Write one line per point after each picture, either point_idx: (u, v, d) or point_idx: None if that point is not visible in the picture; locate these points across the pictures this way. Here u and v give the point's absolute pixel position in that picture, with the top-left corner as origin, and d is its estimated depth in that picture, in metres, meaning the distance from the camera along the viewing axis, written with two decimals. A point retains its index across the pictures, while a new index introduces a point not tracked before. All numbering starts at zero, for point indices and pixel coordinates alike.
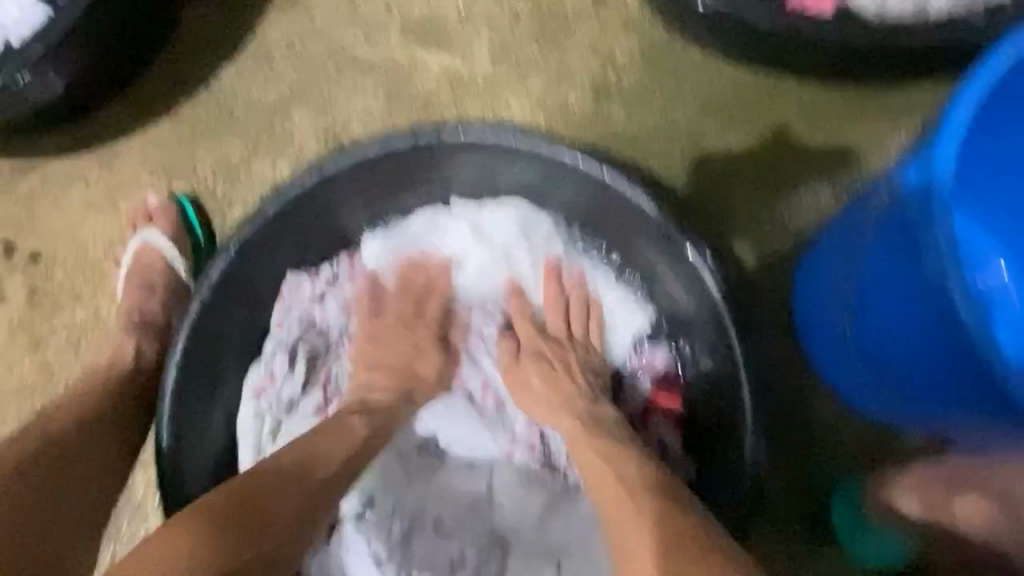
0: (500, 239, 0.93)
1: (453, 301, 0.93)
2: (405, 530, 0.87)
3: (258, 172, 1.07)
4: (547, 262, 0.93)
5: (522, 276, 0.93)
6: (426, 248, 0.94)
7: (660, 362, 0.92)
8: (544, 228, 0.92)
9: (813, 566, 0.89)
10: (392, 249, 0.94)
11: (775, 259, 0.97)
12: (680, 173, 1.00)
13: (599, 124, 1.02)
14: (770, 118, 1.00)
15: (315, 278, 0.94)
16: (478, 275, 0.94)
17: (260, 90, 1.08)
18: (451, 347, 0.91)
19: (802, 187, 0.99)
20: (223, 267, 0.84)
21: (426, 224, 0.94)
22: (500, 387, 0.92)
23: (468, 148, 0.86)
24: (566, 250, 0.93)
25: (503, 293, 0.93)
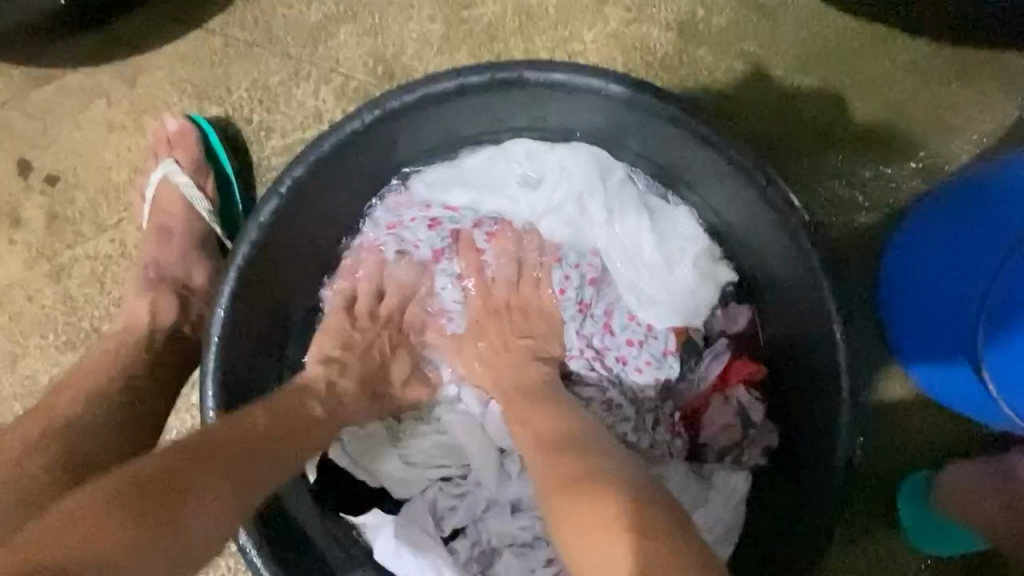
0: (577, 180, 0.82)
1: (529, 249, 0.84)
2: (487, 498, 0.79)
3: (299, 97, 0.96)
4: (618, 205, 0.83)
5: (598, 220, 0.83)
6: (483, 192, 0.85)
7: (739, 319, 0.83)
8: (614, 170, 0.82)
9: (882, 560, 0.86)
10: (450, 184, 0.84)
11: (865, 228, 0.88)
12: (768, 129, 0.90)
13: (683, 68, 0.92)
14: (873, 76, 0.90)
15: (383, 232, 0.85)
16: (556, 221, 0.84)
17: (304, 4, 0.96)
18: (523, 299, 0.84)
19: (901, 154, 0.89)
20: (272, 211, 0.75)
21: (481, 156, 0.84)
22: (576, 329, 0.84)
23: (546, 92, 0.76)
24: (643, 198, 0.83)
25: (580, 243, 0.85)
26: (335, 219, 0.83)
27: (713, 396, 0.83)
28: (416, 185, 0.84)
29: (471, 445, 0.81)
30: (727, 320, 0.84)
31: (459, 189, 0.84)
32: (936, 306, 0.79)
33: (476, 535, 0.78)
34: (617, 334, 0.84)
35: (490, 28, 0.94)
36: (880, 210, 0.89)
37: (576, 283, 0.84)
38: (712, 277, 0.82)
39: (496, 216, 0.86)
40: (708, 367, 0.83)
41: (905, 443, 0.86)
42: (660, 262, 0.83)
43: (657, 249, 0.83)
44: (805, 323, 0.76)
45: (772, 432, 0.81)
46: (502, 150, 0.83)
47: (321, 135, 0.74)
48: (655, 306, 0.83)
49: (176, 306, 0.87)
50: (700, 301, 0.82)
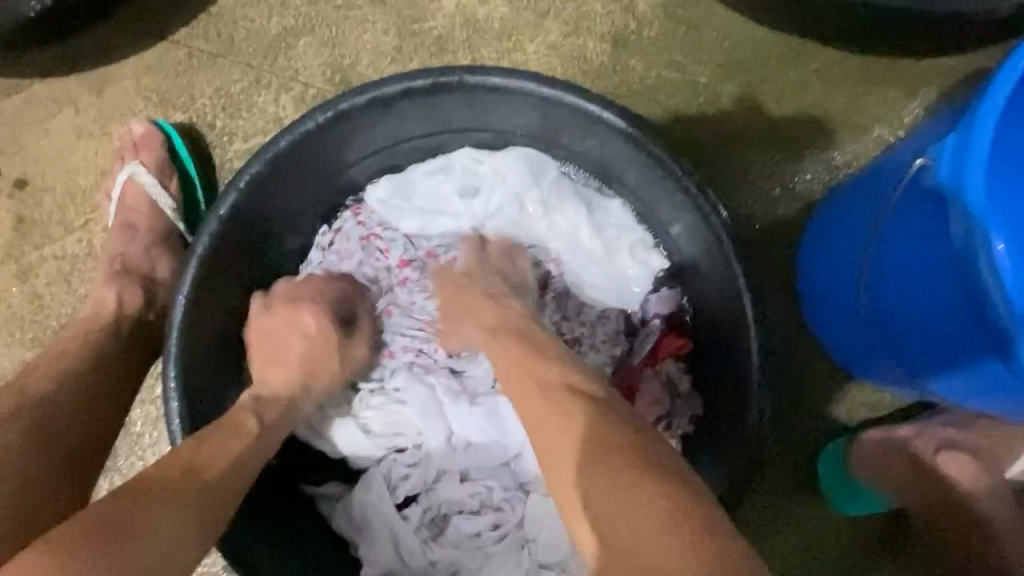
0: (512, 180, 0.90)
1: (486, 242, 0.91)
2: (438, 468, 0.84)
3: (260, 104, 1.02)
4: (557, 200, 0.90)
5: (536, 217, 0.91)
6: (437, 193, 0.92)
7: (670, 299, 0.90)
8: (549, 168, 0.90)
9: (806, 522, 0.93)
10: (400, 198, 0.92)
11: (782, 219, 0.97)
12: (694, 131, 0.99)
13: (617, 75, 1.00)
14: (786, 83, 0.99)
15: (342, 235, 0.92)
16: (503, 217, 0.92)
17: (265, 17, 1.03)
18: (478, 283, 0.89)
19: (813, 151, 0.98)
20: (230, 205, 0.80)
21: (419, 171, 0.91)
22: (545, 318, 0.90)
23: (483, 96, 0.83)
24: (579, 192, 0.90)
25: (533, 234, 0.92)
26: (290, 213, 0.89)
27: (647, 371, 0.89)
28: (371, 203, 0.92)
29: (425, 418, 0.84)
30: (661, 303, 0.90)
31: (411, 193, 0.92)
32: (836, 288, 0.87)
33: (428, 502, 0.83)
34: (575, 320, 0.91)
35: (439, 40, 1.02)
36: (796, 203, 0.97)
37: (544, 275, 0.91)
38: (644, 261, 0.90)
39: (446, 228, 0.93)
40: (642, 344, 0.90)
41: (823, 413, 0.94)
42: (600, 249, 0.91)
43: (596, 238, 0.90)
44: (724, 301, 0.83)
45: (699, 403, 0.88)
46: (442, 162, 0.91)
47: (278, 133, 0.80)
48: (598, 290, 0.91)
49: (141, 298, 0.92)
50: (633, 283, 0.91)
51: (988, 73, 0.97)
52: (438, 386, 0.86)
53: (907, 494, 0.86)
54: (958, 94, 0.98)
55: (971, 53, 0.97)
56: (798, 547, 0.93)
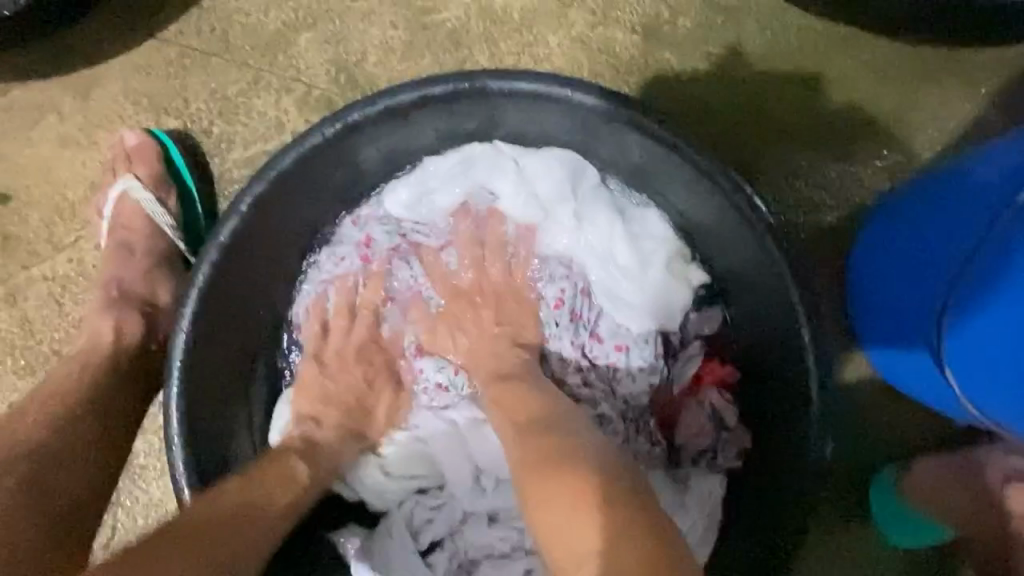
0: (537, 185, 0.82)
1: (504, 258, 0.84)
2: (464, 509, 0.78)
3: (260, 108, 0.94)
4: (584, 209, 0.82)
5: (560, 228, 0.83)
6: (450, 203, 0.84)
7: (713, 319, 0.83)
8: (575, 172, 0.81)
9: (857, 554, 0.87)
10: (408, 205, 0.84)
11: (831, 227, 0.89)
12: (734, 131, 0.91)
13: (650, 71, 0.92)
14: (835, 77, 0.91)
15: (346, 254, 0.84)
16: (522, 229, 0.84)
17: (263, 11, 0.94)
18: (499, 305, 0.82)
19: (864, 153, 0.90)
20: (232, 230, 0.73)
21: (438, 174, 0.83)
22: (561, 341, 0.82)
23: (507, 101, 0.75)
24: (614, 200, 0.82)
25: (557, 247, 0.83)
26: (296, 232, 0.82)
27: (687, 399, 0.83)
28: (378, 215, 0.84)
29: (449, 454, 0.79)
30: (700, 323, 0.83)
31: (421, 204, 0.84)
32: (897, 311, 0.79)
33: (454, 548, 0.77)
34: (606, 340, 0.82)
35: (454, 34, 0.93)
36: (845, 210, 0.89)
37: (569, 291, 0.82)
38: (681, 275, 0.82)
39: (458, 240, 0.84)
40: (680, 369, 0.83)
41: (876, 439, 0.87)
42: (633, 262, 0.82)
43: (627, 249, 0.82)
44: (775, 326, 0.76)
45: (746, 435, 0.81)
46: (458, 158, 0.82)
47: (282, 149, 0.72)
48: (632, 307, 0.82)
49: (139, 325, 0.85)
50: (669, 299, 0.82)
51: None
52: (461, 419, 0.80)
53: (965, 524, 0.80)
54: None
55: None
56: None
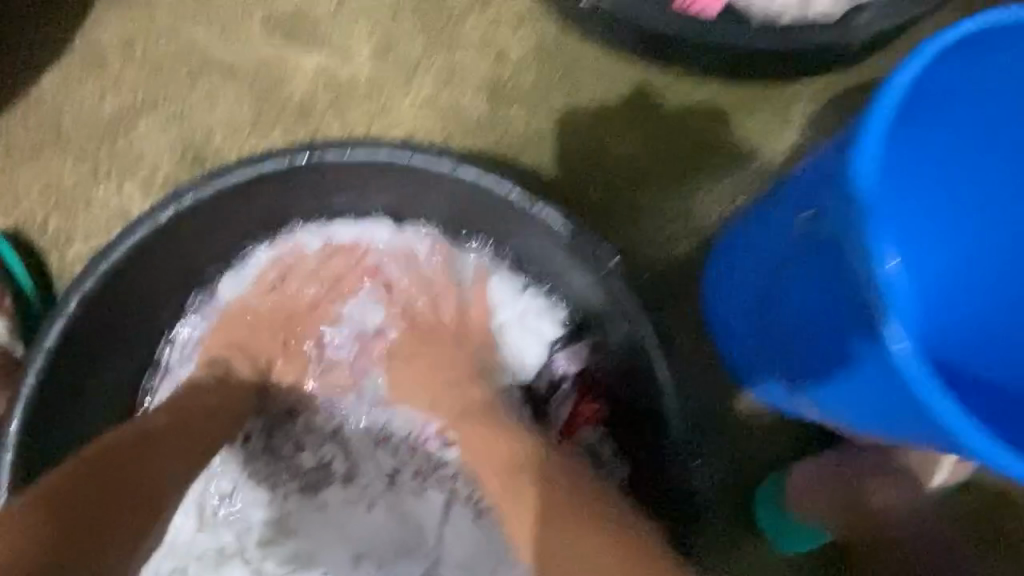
0: (376, 261, 0.85)
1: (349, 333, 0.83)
2: None
3: (101, 197, 0.90)
4: (421, 270, 0.85)
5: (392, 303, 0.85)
6: (289, 288, 0.84)
7: (579, 356, 0.85)
8: (414, 248, 0.85)
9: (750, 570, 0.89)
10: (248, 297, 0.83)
11: (684, 256, 0.95)
12: (583, 175, 0.95)
13: (499, 128, 0.95)
14: (667, 116, 0.98)
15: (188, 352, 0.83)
16: (366, 310, 0.84)
17: (96, 98, 0.91)
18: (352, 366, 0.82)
19: (706, 184, 0.97)
20: (58, 332, 0.71)
21: (287, 274, 0.84)
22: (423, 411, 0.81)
23: (345, 177, 0.78)
24: (450, 269, 0.85)
25: (406, 326, 0.85)
26: (135, 322, 0.80)
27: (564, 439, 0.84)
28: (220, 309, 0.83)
29: (322, 543, 0.74)
30: (566, 366, 0.85)
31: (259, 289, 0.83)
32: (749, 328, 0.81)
33: None
34: None
35: (302, 106, 0.93)
36: (694, 238, 0.95)
37: None
38: (535, 331, 0.85)
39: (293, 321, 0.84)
40: (556, 413, 0.84)
41: (751, 453, 0.91)
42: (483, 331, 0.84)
43: (474, 321, 0.84)
44: (630, 358, 0.79)
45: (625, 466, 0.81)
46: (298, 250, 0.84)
47: (115, 238, 0.72)
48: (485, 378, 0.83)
49: None
50: (525, 354, 0.85)
51: (853, 92, 0.99)
52: (333, 502, 0.77)
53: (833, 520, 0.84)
54: (833, 113, 0.99)
55: (837, 74, 0.98)
56: None
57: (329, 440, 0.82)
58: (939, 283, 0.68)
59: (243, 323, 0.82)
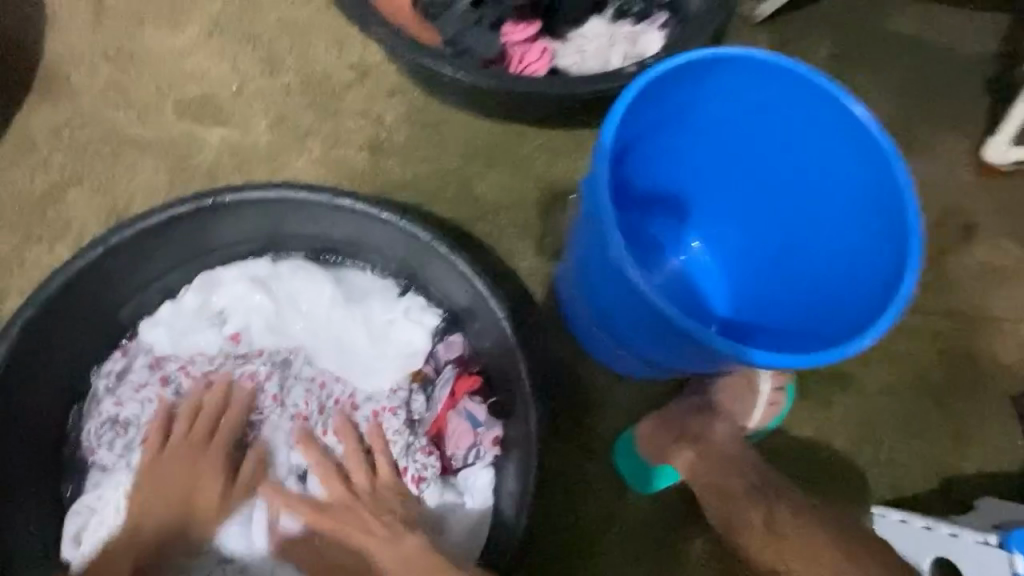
0: (279, 283, 0.99)
1: (260, 351, 0.98)
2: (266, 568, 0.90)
3: (31, 257, 1.04)
4: (318, 288, 1.00)
5: (295, 318, 1.00)
6: (207, 313, 0.98)
7: (457, 344, 1.01)
8: (311, 268, 1.01)
9: (622, 512, 1.05)
10: (170, 327, 0.97)
11: (540, 262, 1.16)
12: (452, 207, 1.17)
13: (379, 176, 1.17)
14: (516, 157, 1.21)
15: (116, 380, 0.95)
16: (273, 329, 0.99)
17: (28, 177, 1.07)
18: (267, 377, 0.97)
19: (553, 204, 1.19)
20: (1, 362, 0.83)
21: (208, 301, 0.98)
22: (331, 408, 0.98)
23: (247, 213, 0.94)
24: (342, 284, 1.01)
25: (308, 337, 1.00)
26: (68, 356, 0.92)
27: (449, 412, 0.97)
28: (145, 340, 0.96)
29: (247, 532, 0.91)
30: (446, 351, 1.00)
31: (178, 318, 0.97)
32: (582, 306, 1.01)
33: None
34: (366, 402, 0.98)
35: (210, 170, 1.12)
36: (547, 249, 1.17)
37: (322, 378, 0.98)
38: (418, 324, 1.00)
39: (209, 340, 0.98)
40: (440, 393, 0.98)
41: (610, 415, 1.09)
42: (373, 333, 1.00)
43: (365, 324, 1.00)
44: (496, 345, 0.95)
45: (497, 424, 0.96)
46: (214, 282, 0.99)
47: (48, 277, 0.85)
48: (377, 372, 0.99)
49: None
50: (412, 347, 1.00)
51: None
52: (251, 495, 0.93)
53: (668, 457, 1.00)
54: None
55: None
56: (625, 548, 1.04)
57: (247, 442, 0.95)
58: (722, 246, 1.03)
59: (170, 349, 0.96)
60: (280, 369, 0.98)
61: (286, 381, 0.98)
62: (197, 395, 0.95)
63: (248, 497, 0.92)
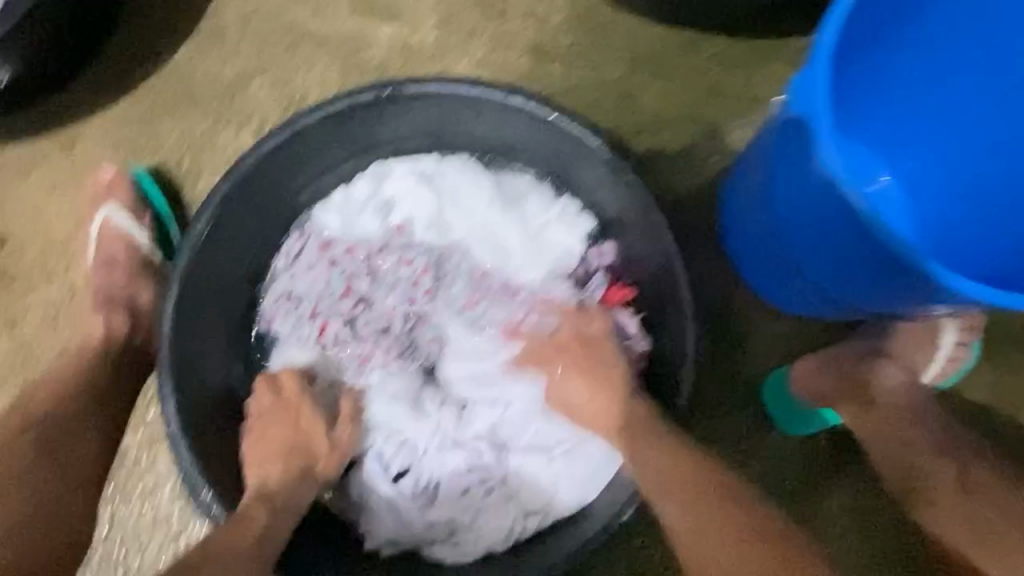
0: (441, 180, 1.01)
1: (423, 244, 1.01)
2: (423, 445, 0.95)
3: (219, 141, 1.12)
4: (478, 187, 1.01)
5: (456, 214, 1.01)
6: (375, 204, 1.02)
7: (609, 253, 1.00)
8: (471, 166, 1.02)
9: (772, 445, 1.01)
10: (341, 216, 1.01)
11: (703, 183, 1.09)
12: (614, 119, 1.12)
13: (542, 80, 1.13)
14: (688, 69, 1.13)
15: (292, 261, 1.01)
16: (433, 223, 1.01)
17: (218, 65, 1.13)
18: (432, 268, 0.99)
19: (722, 122, 1.11)
20: (197, 235, 0.90)
21: (378, 192, 1.02)
22: (493, 305, 0.98)
23: (422, 106, 0.95)
24: (500, 182, 1.02)
25: (467, 232, 1.01)
26: (253, 235, 0.98)
27: None
28: (318, 226, 1.01)
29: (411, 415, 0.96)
30: (596, 258, 1.00)
31: (348, 209, 1.01)
32: (756, 243, 0.95)
33: (419, 474, 0.95)
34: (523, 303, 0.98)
35: (380, 67, 1.14)
36: (712, 170, 1.10)
37: (480, 274, 0.99)
38: (572, 228, 1.00)
39: (376, 229, 1.01)
40: (590, 300, 0.99)
41: (767, 350, 1.03)
42: (530, 233, 1.00)
43: (522, 226, 1.00)
44: (656, 257, 0.93)
45: (646, 339, 0.96)
46: (385, 173, 1.02)
47: (219, 179, 0.90)
48: (533, 270, 0.99)
49: (126, 326, 0.98)
50: (566, 249, 1.00)
51: None
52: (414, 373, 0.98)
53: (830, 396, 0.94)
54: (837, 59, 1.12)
55: None
56: (777, 485, 1.00)
57: (414, 328, 0.99)
58: (919, 181, 0.91)
59: (342, 234, 1.01)
60: (440, 260, 1.00)
61: (447, 272, 1.00)
62: (364, 278, 0.99)
63: (406, 372, 0.97)
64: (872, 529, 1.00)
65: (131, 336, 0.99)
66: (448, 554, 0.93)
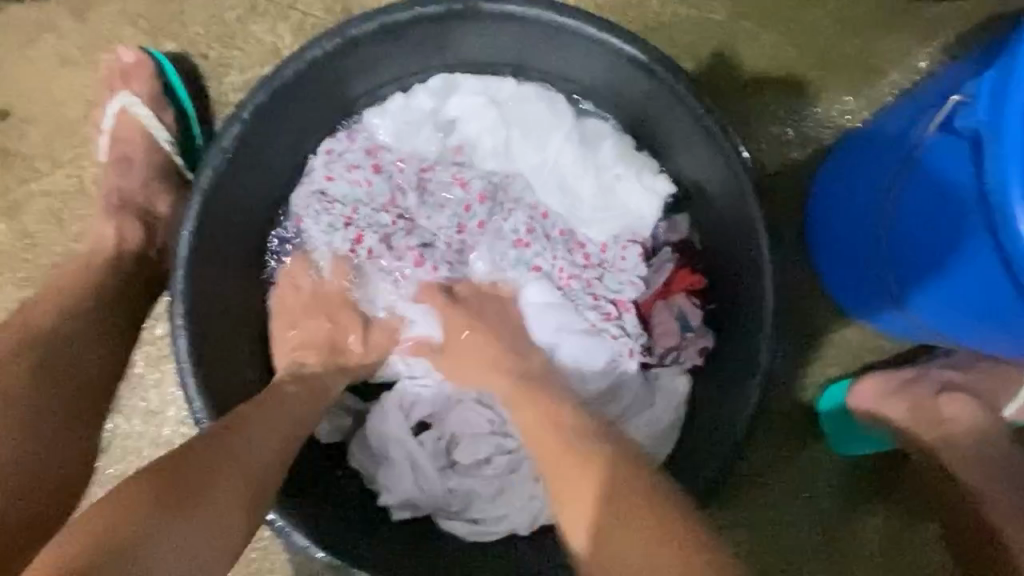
0: (515, 106, 0.88)
1: (483, 170, 0.89)
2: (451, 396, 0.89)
3: (253, 35, 0.97)
4: (555, 122, 0.88)
5: (523, 146, 0.89)
6: (436, 115, 0.89)
7: (680, 227, 0.90)
8: (551, 97, 0.88)
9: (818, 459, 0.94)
10: (397, 120, 0.89)
11: (796, 161, 0.96)
12: (707, 71, 0.97)
13: (631, 12, 0.96)
14: (804, 23, 0.96)
15: (334, 163, 0.89)
16: (499, 149, 0.89)
17: None
18: (489, 200, 0.88)
19: (831, 92, 0.96)
20: (224, 147, 0.78)
21: (440, 107, 0.89)
22: (547, 253, 0.88)
23: (503, 28, 0.81)
24: (579, 120, 0.89)
25: (533, 168, 0.89)
26: (286, 151, 0.87)
27: (657, 302, 0.89)
28: (370, 126, 0.89)
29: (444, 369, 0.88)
30: (668, 231, 0.90)
31: (406, 116, 0.89)
32: (851, 247, 0.83)
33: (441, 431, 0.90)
34: (580, 259, 0.88)
35: None
36: (809, 148, 0.96)
37: (539, 218, 0.88)
38: (650, 188, 0.88)
39: (433, 143, 0.89)
40: (654, 277, 0.89)
41: (829, 358, 0.95)
42: (602, 185, 0.88)
43: (595, 172, 0.88)
44: (740, 243, 0.81)
45: (708, 335, 0.88)
46: (453, 86, 0.89)
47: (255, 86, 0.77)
48: (596, 223, 0.89)
49: (140, 236, 0.89)
50: (637, 211, 0.89)
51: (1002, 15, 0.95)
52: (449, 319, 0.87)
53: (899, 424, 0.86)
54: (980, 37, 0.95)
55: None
56: (817, 501, 0.94)
57: (460, 262, 0.88)
58: None
59: (395, 142, 0.89)
60: (499, 195, 0.89)
61: (505, 206, 0.89)
62: (413, 202, 0.89)
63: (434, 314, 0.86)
64: (908, 564, 0.94)
65: (144, 248, 0.90)
66: (466, 531, 0.88)
